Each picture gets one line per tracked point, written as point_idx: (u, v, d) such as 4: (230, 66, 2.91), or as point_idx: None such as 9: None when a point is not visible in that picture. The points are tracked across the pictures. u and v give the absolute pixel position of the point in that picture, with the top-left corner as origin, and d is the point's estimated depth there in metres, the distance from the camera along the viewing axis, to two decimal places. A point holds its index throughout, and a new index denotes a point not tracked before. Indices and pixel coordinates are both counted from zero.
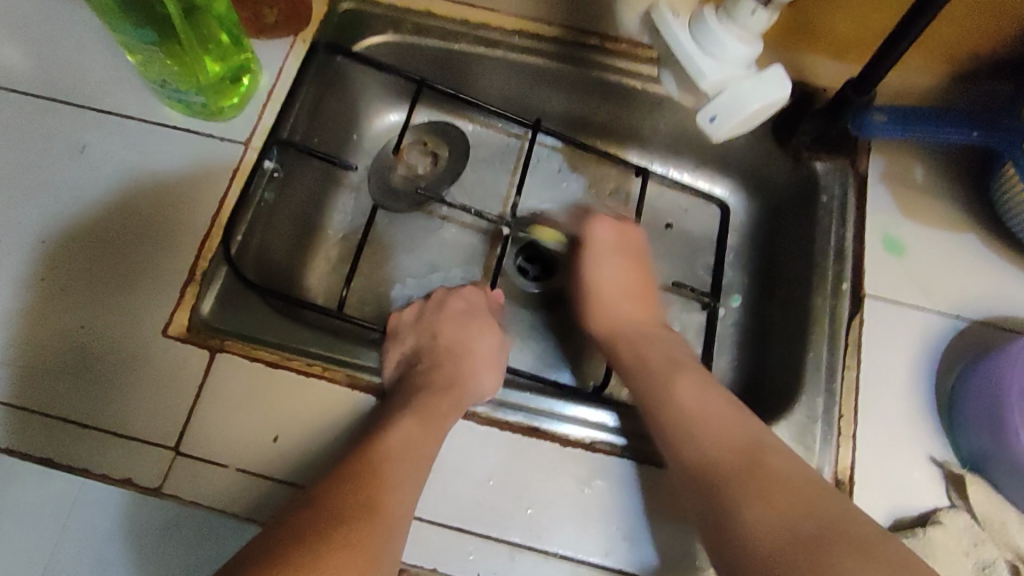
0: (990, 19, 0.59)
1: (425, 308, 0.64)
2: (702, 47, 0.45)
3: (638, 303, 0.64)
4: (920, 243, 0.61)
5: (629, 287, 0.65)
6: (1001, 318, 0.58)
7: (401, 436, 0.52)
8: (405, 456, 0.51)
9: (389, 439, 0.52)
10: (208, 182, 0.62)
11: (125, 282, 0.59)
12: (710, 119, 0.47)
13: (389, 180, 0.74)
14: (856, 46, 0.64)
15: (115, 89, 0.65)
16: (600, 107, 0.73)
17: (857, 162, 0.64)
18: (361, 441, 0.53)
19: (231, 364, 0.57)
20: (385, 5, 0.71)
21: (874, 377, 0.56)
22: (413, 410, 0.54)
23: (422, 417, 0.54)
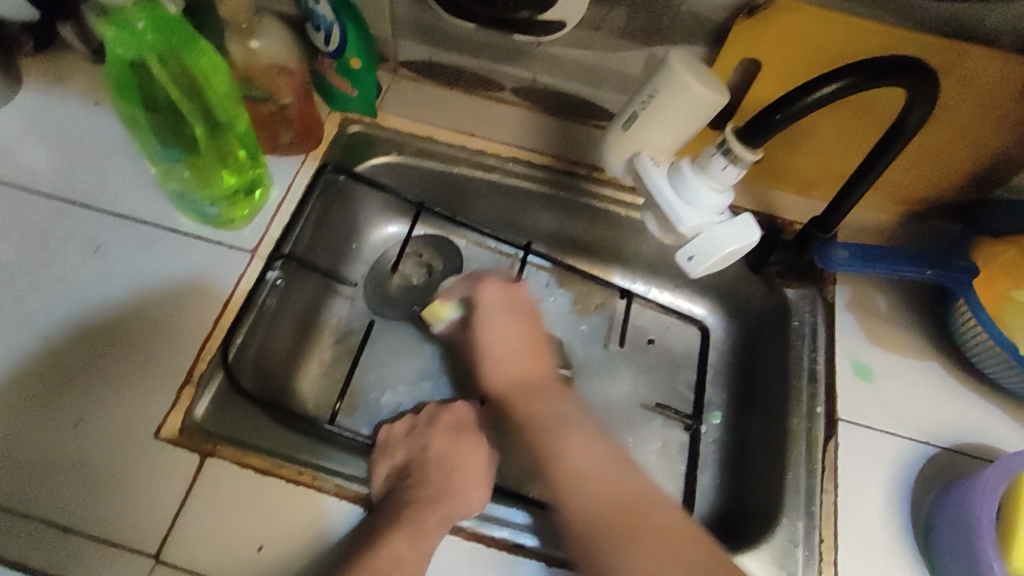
0: (938, 170, 0.65)
1: (416, 423, 0.65)
2: (679, 194, 0.49)
3: (530, 358, 0.62)
4: (886, 370, 0.65)
5: (518, 346, 0.63)
6: (967, 444, 0.61)
7: (390, 554, 0.52)
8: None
9: (376, 558, 0.51)
10: (212, 287, 0.65)
11: (124, 380, 0.59)
12: (688, 258, 0.50)
13: (386, 289, 0.78)
14: (820, 185, 0.70)
15: (133, 196, 0.69)
16: (587, 229, 0.78)
17: (824, 289, 0.69)
18: (349, 560, 0.52)
19: (220, 470, 0.57)
20: (390, 128, 0.76)
21: (853, 504, 0.58)
22: (400, 525, 0.54)
23: (408, 532, 0.53)
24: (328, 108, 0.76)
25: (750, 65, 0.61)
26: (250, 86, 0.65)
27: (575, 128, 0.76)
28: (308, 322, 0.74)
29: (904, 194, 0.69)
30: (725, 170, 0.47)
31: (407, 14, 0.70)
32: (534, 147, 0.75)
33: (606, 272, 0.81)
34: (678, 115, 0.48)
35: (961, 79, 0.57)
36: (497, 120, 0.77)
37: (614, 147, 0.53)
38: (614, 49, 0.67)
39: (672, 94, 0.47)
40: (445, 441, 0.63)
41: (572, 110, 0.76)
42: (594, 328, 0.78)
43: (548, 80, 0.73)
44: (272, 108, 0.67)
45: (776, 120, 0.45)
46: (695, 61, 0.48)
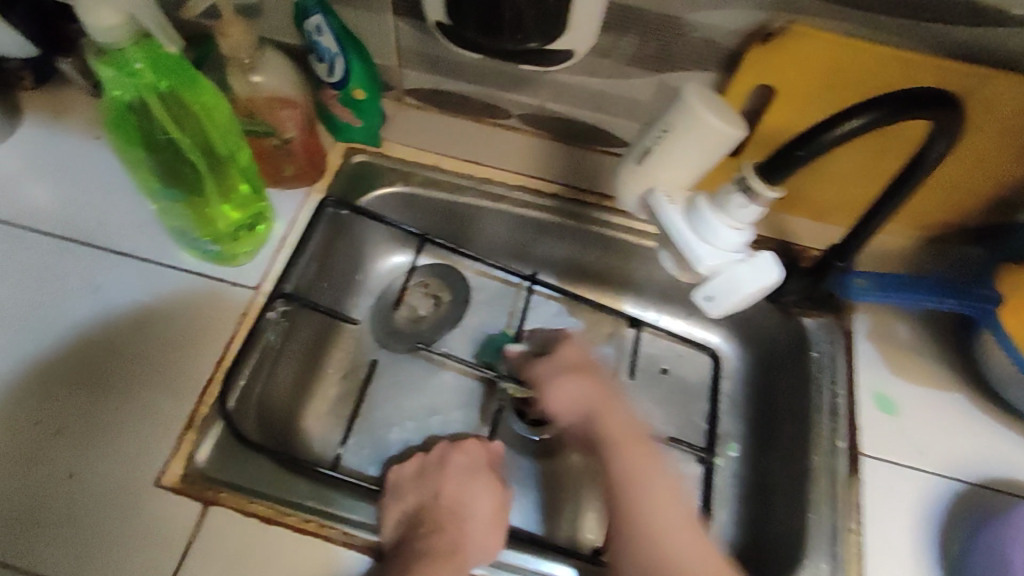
0: (961, 195, 0.64)
1: (427, 463, 0.64)
2: (697, 233, 0.47)
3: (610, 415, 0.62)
4: (909, 404, 0.63)
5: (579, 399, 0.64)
6: (994, 480, 0.59)
7: None
8: None
9: None
10: (215, 327, 0.63)
11: (121, 428, 0.58)
12: (707, 299, 0.48)
13: (393, 321, 0.77)
14: (838, 211, 0.68)
15: (134, 233, 0.67)
16: (598, 257, 0.76)
17: (843, 319, 0.67)
18: None
19: (223, 519, 0.55)
20: (395, 157, 0.74)
21: (879, 544, 0.56)
22: None
23: None
24: (332, 139, 0.74)
25: (763, 92, 0.60)
26: (253, 120, 0.64)
27: (583, 155, 0.75)
28: (314, 357, 0.73)
29: (924, 218, 0.67)
30: (744, 210, 0.45)
31: (412, 43, 0.69)
32: (542, 175, 0.74)
33: (617, 301, 0.79)
34: (694, 150, 0.47)
35: (983, 105, 0.55)
36: (504, 148, 0.75)
37: (627, 182, 0.51)
38: (624, 76, 0.65)
39: (689, 129, 0.45)
40: (456, 484, 0.62)
41: (580, 137, 0.75)
42: (606, 358, 0.76)
43: (556, 107, 0.72)
44: (275, 142, 0.66)
45: (798, 157, 0.43)
46: (710, 94, 0.46)
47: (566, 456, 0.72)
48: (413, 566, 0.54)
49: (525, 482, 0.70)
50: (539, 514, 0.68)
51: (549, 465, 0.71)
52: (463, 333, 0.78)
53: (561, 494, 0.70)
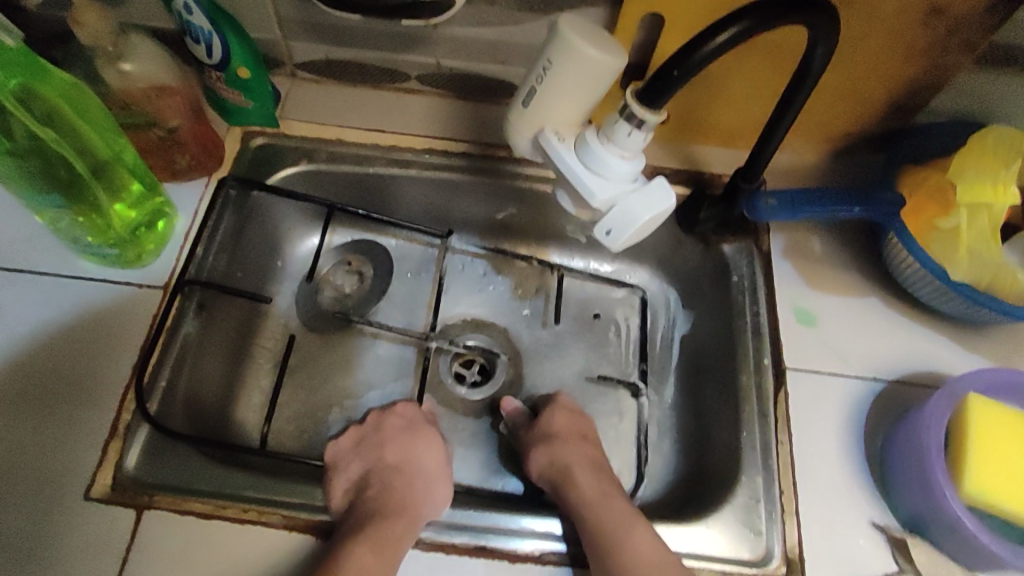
0: (857, 102, 0.64)
1: (364, 433, 0.63)
2: (587, 166, 0.48)
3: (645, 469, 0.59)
4: (828, 313, 0.65)
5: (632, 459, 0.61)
6: (910, 376, 0.62)
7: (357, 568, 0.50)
8: None
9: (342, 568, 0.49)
10: (127, 330, 0.60)
11: (44, 448, 0.55)
12: (606, 232, 0.49)
13: (318, 301, 0.75)
14: (740, 135, 0.69)
15: (27, 246, 0.63)
16: (517, 213, 0.75)
17: (759, 240, 0.68)
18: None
19: (159, 522, 0.53)
20: (296, 136, 0.72)
21: (806, 452, 0.59)
22: (366, 539, 0.52)
23: (375, 544, 0.52)
24: (227, 124, 0.71)
25: (653, 21, 0.59)
26: (130, 113, 0.61)
27: (491, 110, 0.74)
28: (241, 349, 0.70)
29: (825, 132, 0.68)
30: (631, 135, 0.46)
31: (292, 13, 0.66)
32: (447, 135, 0.72)
33: (542, 251, 0.79)
34: (578, 84, 0.47)
35: (865, 10, 0.56)
36: (404, 111, 0.74)
37: (518, 126, 0.51)
38: (515, 22, 0.64)
39: (569, 64, 0.46)
40: (397, 445, 0.62)
41: (481, 92, 0.74)
42: (536, 312, 0.77)
43: (453, 63, 0.70)
44: (160, 133, 0.63)
45: (675, 77, 0.43)
46: (586, 24, 0.46)
47: None
48: (362, 524, 0.54)
49: (470, 441, 0.70)
50: (486, 471, 0.68)
51: (495, 422, 0.71)
52: (392, 304, 0.76)
53: (508, 450, 0.69)
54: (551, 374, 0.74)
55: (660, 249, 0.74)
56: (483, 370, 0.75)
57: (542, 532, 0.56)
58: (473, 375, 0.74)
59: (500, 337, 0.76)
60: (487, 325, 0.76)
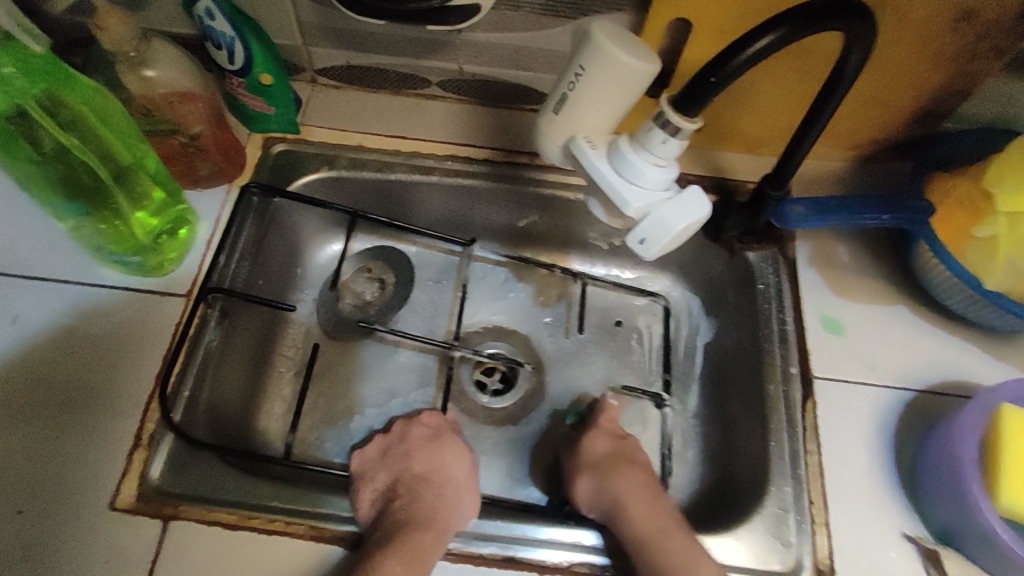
0: (884, 108, 0.64)
1: (388, 441, 0.63)
2: (620, 174, 0.47)
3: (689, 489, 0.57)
4: (856, 321, 0.64)
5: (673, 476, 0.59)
6: (939, 385, 0.61)
7: None
8: None
9: None
10: (150, 338, 0.60)
11: (69, 458, 0.54)
12: (639, 241, 0.48)
13: (338, 308, 0.75)
14: (765, 141, 0.69)
15: (50, 253, 0.63)
16: (538, 219, 0.75)
17: (785, 247, 0.68)
18: None
19: (185, 533, 0.53)
20: (317, 142, 0.72)
21: (836, 463, 0.58)
22: (393, 548, 0.51)
23: (403, 555, 0.51)
24: (248, 131, 0.71)
25: (680, 27, 0.59)
26: (152, 120, 0.61)
27: (511, 116, 0.74)
28: (262, 357, 0.70)
29: (851, 138, 0.67)
30: (666, 143, 0.45)
31: (315, 19, 0.66)
32: (468, 141, 0.72)
33: (563, 258, 0.79)
34: (609, 91, 0.47)
35: (895, 16, 0.55)
36: (426, 117, 0.73)
37: (548, 133, 0.51)
38: (539, 28, 0.64)
39: (600, 71, 0.46)
40: (421, 454, 0.61)
41: (502, 97, 0.73)
42: (558, 319, 0.76)
43: (475, 69, 0.70)
44: (182, 140, 0.63)
45: (711, 84, 0.43)
46: (618, 31, 0.46)
47: (532, 419, 0.71)
48: (389, 535, 0.53)
49: (493, 450, 0.69)
50: (509, 480, 0.67)
51: (517, 431, 0.71)
52: (413, 311, 0.76)
53: (531, 459, 0.69)
54: (573, 382, 0.73)
55: (683, 256, 0.73)
56: (504, 378, 0.74)
57: (570, 543, 0.55)
58: (495, 383, 0.74)
59: (521, 344, 0.75)
60: (509, 333, 0.76)
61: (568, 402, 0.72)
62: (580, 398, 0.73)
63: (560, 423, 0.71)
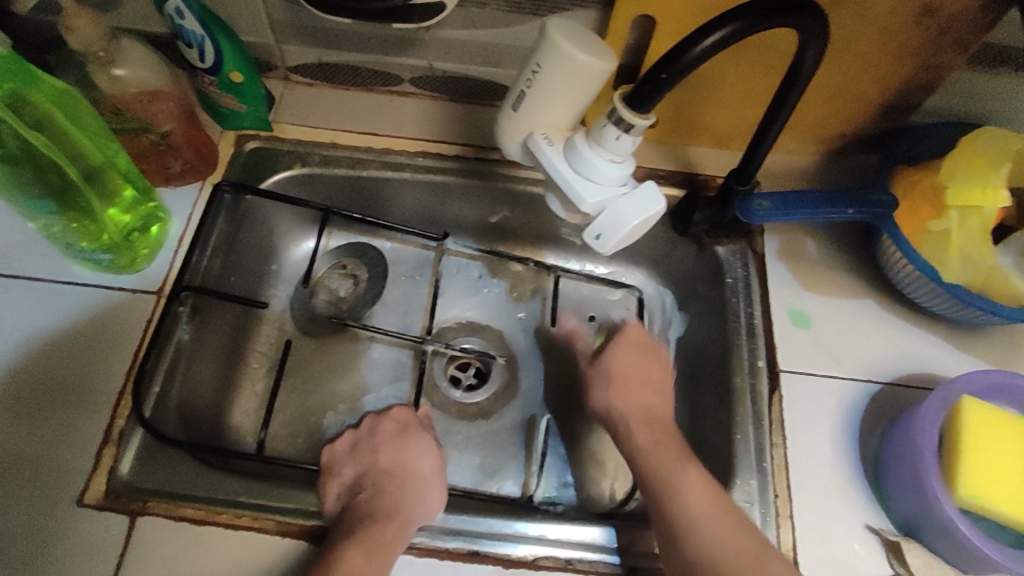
0: (850, 104, 0.64)
1: (359, 436, 0.63)
2: (576, 171, 0.48)
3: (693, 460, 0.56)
4: (823, 315, 0.65)
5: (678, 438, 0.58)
6: (903, 377, 0.62)
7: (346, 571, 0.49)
8: None
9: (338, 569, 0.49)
10: (120, 335, 0.60)
11: (37, 454, 0.55)
12: (596, 236, 0.49)
13: (313, 305, 0.75)
14: (734, 136, 0.69)
15: (20, 251, 0.63)
16: (510, 215, 0.75)
17: (754, 242, 0.68)
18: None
19: (154, 529, 0.53)
20: (290, 139, 0.72)
21: (801, 456, 0.58)
22: (356, 541, 0.52)
23: (366, 547, 0.51)
24: (220, 128, 0.71)
25: (645, 23, 0.59)
26: (122, 119, 0.61)
27: (483, 112, 0.74)
28: (234, 353, 0.70)
29: (819, 133, 0.68)
30: (620, 140, 0.46)
31: (285, 17, 0.66)
32: (440, 138, 0.72)
33: (537, 253, 0.79)
34: (567, 88, 0.47)
35: (856, 11, 0.55)
36: (398, 114, 0.73)
37: (508, 130, 0.51)
38: (507, 25, 0.64)
39: (558, 68, 0.46)
40: (392, 449, 0.62)
41: (473, 94, 0.74)
42: (531, 314, 0.77)
43: (446, 66, 0.70)
44: (153, 138, 0.63)
45: (663, 80, 0.43)
46: (576, 29, 0.46)
47: (505, 414, 0.72)
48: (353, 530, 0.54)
49: (465, 444, 0.70)
50: (481, 474, 0.68)
51: (490, 425, 0.71)
52: (387, 307, 0.76)
53: (503, 453, 0.69)
54: (546, 377, 0.74)
55: (654, 251, 0.74)
56: (478, 373, 0.75)
57: (539, 536, 0.56)
58: (469, 378, 0.74)
59: (494, 339, 0.76)
60: (482, 328, 0.76)
61: (540, 397, 0.73)
62: (552, 392, 0.73)
63: (533, 418, 0.72)
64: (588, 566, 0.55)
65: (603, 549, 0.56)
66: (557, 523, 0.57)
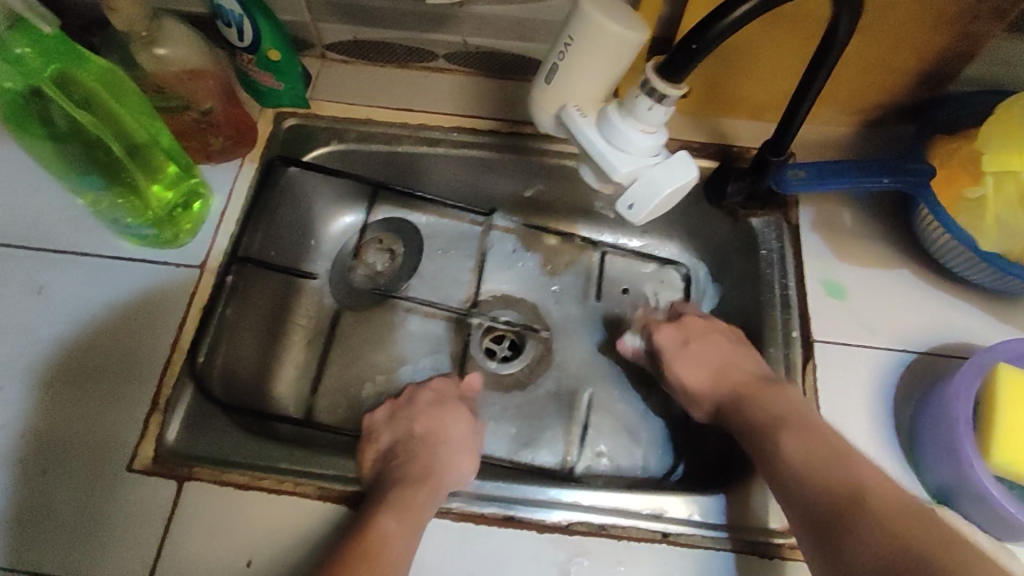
0: (889, 72, 0.63)
1: (398, 405, 0.65)
2: (607, 140, 0.48)
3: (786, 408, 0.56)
4: (859, 286, 0.64)
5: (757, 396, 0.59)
6: (941, 348, 0.61)
7: (384, 533, 0.51)
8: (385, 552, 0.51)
9: (375, 532, 0.52)
10: (164, 308, 0.62)
11: (88, 422, 0.58)
12: (628, 206, 0.49)
13: (351, 278, 0.77)
14: (769, 106, 0.68)
15: (71, 227, 0.66)
16: (543, 188, 0.76)
17: (788, 213, 0.68)
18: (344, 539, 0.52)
19: (203, 492, 0.56)
20: (326, 116, 0.73)
21: (836, 426, 0.59)
22: (391, 505, 0.54)
23: (399, 510, 0.53)
24: (259, 105, 0.73)
25: None
26: (164, 97, 0.63)
27: (516, 87, 0.74)
28: (277, 326, 0.73)
29: (857, 102, 0.67)
30: (652, 109, 0.46)
31: None
32: (473, 113, 0.73)
33: (570, 227, 0.80)
34: (598, 59, 0.47)
35: None
36: (432, 90, 0.74)
37: (541, 103, 0.51)
38: None
39: (590, 40, 0.46)
40: (429, 418, 0.64)
41: (506, 68, 0.74)
42: (564, 287, 0.78)
43: (479, 41, 0.71)
44: (194, 116, 0.65)
45: (694, 51, 0.43)
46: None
47: (539, 385, 0.73)
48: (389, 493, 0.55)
49: (499, 414, 0.71)
50: (515, 443, 0.69)
51: (524, 396, 0.72)
52: (422, 280, 0.78)
53: (536, 423, 0.71)
54: (579, 349, 0.75)
55: (688, 223, 0.74)
56: (512, 345, 0.76)
57: (573, 504, 0.57)
58: (504, 350, 0.76)
59: (528, 312, 0.77)
60: (517, 301, 0.78)
61: (573, 368, 0.74)
62: (585, 364, 0.74)
63: (566, 390, 0.73)
64: (621, 532, 0.56)
65: (634, 515, 0.57)
66: (593, 491, 0.59)
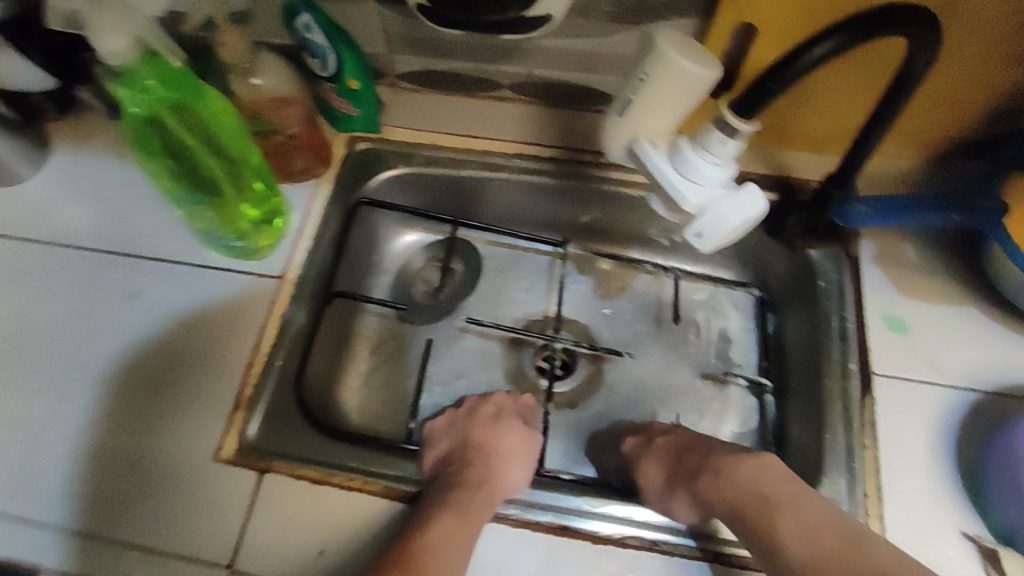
0: (951, 110, 0.64)
1: (458, 416, 0.67)
2: (677, 171, 0.50)
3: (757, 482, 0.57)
4: (918, 320, 0.65)
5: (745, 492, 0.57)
6: (1001, 384, 0.61)
7: (444, 535, 0.53)
8: (442, 550, 0.53)
9: (427, 534, 0.54)
10: (248, 313, 0.66)
11: (177, 415, 0.61)
12: (696, 235, 0.52)
13: (412, 293, 0.81)
14: (829, 140, 0.70)
15: (163, 237, 0.70)
16: (600, 214, 0.78)
17: (848, 245, 0.69)
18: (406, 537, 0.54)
19: (276, 488, 0.58)
20: (397, 141, 0.77)
21: (894, 458, 0.59)
22: (448, 508, 0.56)
23: (457, 512, 0.55)
24: (333, 129, 0.77)
25: (744, 32, 0.61)
26: (257, 122, 0.67)
27: (578, 116, 0.77)
28: (342, 338, 0.76)
29: (916, 139, 0.68)
30: (724, 145, 0.48)
31: (398, 29, 0.72)
32: (536, 141, 0.76)
33: (624, 252, 0.82)
34: (673, 94, 0.49)
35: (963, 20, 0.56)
36: (497, 118, 0.78)
37: (614, 134, 0.54)
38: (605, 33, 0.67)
39: (666, 76, 0.48)
40: (487, 430, 0.65)
41: (568, 99, 0.77)
42: (618, 310, 0.79)
43: (546, 74, 0.74)
44: (280, 138, 0.69)
45: (770, 89, 0.45)
46: (684, 39, 0.49)
47: (592, 405, 0.74)
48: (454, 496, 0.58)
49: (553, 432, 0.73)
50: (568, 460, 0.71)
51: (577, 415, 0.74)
52: (480, 299, 0.80)
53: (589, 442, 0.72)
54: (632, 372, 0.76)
55: (744, 252, 0.75)
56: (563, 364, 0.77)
57: (618, 517, 0.59)
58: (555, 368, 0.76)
59: (583, 334, 0.78)
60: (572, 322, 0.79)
61: (626, 390, 0.75)
62: (638, 386, 0.75)
63: (619, 411, 0.74)
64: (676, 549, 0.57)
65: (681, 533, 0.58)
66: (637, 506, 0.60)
